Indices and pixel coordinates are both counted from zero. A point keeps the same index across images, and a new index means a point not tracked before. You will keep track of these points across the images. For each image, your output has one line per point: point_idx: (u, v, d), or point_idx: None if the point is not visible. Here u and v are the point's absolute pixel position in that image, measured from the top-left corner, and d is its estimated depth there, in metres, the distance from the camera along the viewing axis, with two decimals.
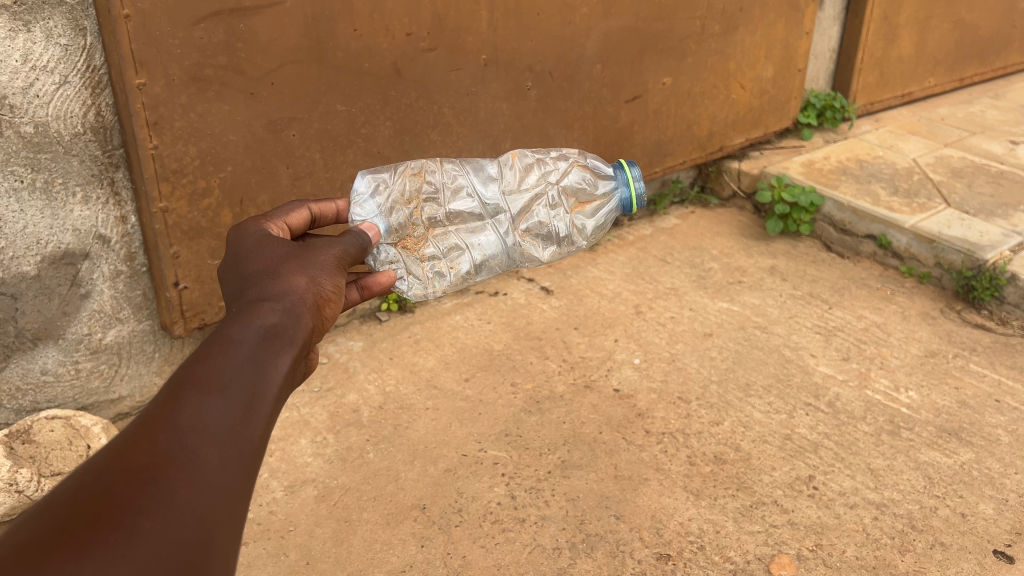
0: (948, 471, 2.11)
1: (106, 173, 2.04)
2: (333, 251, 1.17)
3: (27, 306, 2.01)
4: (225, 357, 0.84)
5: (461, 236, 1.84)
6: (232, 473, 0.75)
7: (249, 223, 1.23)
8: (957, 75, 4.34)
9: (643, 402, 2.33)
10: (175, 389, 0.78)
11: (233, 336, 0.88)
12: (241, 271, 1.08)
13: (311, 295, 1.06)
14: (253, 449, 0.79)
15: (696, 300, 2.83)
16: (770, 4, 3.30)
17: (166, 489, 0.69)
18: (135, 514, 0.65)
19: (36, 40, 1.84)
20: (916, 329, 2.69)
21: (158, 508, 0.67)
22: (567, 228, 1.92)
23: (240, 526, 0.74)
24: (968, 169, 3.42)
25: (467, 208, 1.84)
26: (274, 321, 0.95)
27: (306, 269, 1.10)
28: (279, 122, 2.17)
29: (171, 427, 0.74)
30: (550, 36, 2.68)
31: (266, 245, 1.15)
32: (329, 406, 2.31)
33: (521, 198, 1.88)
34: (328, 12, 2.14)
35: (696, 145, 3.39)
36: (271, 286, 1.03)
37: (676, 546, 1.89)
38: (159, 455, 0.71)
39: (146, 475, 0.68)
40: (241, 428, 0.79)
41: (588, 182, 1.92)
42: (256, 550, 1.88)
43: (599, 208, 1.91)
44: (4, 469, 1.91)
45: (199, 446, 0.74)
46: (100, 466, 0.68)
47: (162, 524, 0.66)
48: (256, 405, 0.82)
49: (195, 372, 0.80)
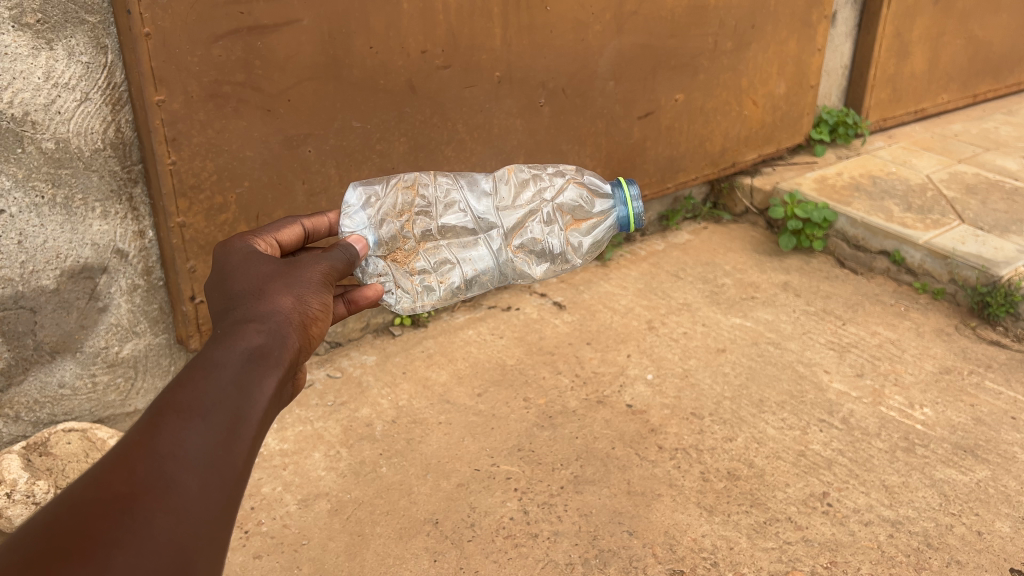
0: (964, 488, 2.09)
1: (124, 188, 2.06)
2: (320, 268, 1.18)
3: (45, 320, 2.03)
4: (208, 379, 0.84)
5: (452, 251, 1.85)
6: (213, 498, 0.75)
7: (235, 240, 1.25)
8: (970, 92, 4.34)
9: (656, 418, 2.33)
10: (155, 413, 0.78)
11: (216, 358, 0.88)
12: (225, 290, 1.08)
13: (297, 314, 1.06)
14: (236, 474, 0.79)
15: (709, 315, 2.82)
16: (782, 20, 3.32)
17: (141, 520, 0.70)
18: (108, 546, 0.66)
19: (58, 57, 1.87)
20: (930, 345, 2.68)
21: (132, 540, 0.68)
22: (561, 245, 1.93)
23: (220, 553, 0.75)
24: (982, 186, 3.41)
25: (460, 223, 1.85)
26: (259, 342, 0.95)
27: (293, 288, 1.11)
28: (295, 138, 2.20)
29: (150, 454, 0.74)
30: (564, 53, 2.70)
31: (253, 262, 1.16)
32: (343, 420, 2.32)
33: (514, 214, 1.90)
34: (345, 30, 2.16)
35: (708, 161, 3.39)
36: (256, 306, 1.04)
37: (690, 562, 1.88)
38: (137, 484, 0.71)
39: (121, 505, 0.69)
40: (223, 453, 0.79)
41: (585, 201, 1.96)
42: (270, 563, 1.88)
43: (594, 226, 1.93)
44: (22, 480, 1.94)
45: (178, 474, 0.74)
46: (75, 496, 0.69)
47: (135, 556, 0.67)
48: (240, 429, 0.82)
49: (178, 395, 0.80)
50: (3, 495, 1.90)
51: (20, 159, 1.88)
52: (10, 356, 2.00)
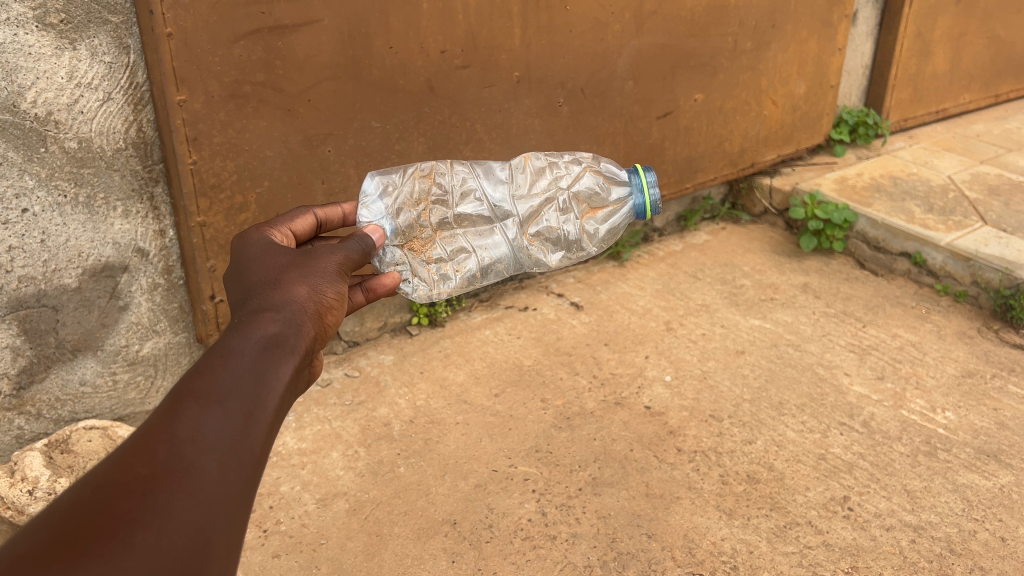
0: (987, 493, 2.07)
1: (146, 188, 2.07)
2: (335, 258, 1.18)
3: (67, 318, 2.04)
4: (225, 367, 0.84)
5: (468, 239, 1.86)
6: (231, 482, 0.75)
7: (251, 231, 1.25)
8: (992, 91, 4.29)
9: (675, 420, 2.32)
10: (175, 400, 0.78)
11: (233, 347, 0.88)
12: (242, 281, 1.08)
13: (312, 304, 1.06)
14: (253, 459, 0.79)
15: (728, 317, 2.81)
16: (802, 20, 3.29)
17: (162, 501, 0.69)
18: (131, 526, 0.66)
19: (81, 57, 1.88)
20: (952, 348, 2.65)
21: (154, 520, 0.68)
22: (577, 233, 1.92)
23: (239, 537, 0.75)
24: (1005, 187, 3.37)
25: (476, 212, 1.84)
26: (275, 330, 0.95)
27: (307, 278, 1.10)
28: (315, 138, 2.20)
29: (170, 438, 0.74)
30: (583, 53, 2.69)
31: (270, 253, 1.15)
32: (361, 419, 2.32)
33: (530, 202, 1.88)
34: (364, 29, 2.16)
35: (728, 161, 3.37)
36: (272, 296, 1.04)
37: (709, 566, 1.87)
38: (157, 466, 0.71)
39: (144, 486, 0.69)
40: (240, 437, 0.79)
41: (602, 188, 1.94)
42: (288, 563, 1.89)
43: (610, 215, 1.90)
44: (44, 478, 1.96)
45: (197, 457, 0.74)
46: (99, 478, 0.69)
47: (157, 535, 0.67)
48: (257, 415, 0.82)
49: (196, 383, 0.80)
50: (25, 492, 1.93)
51: (44, 159, 1.90)
52: (33, 354, 2.01)
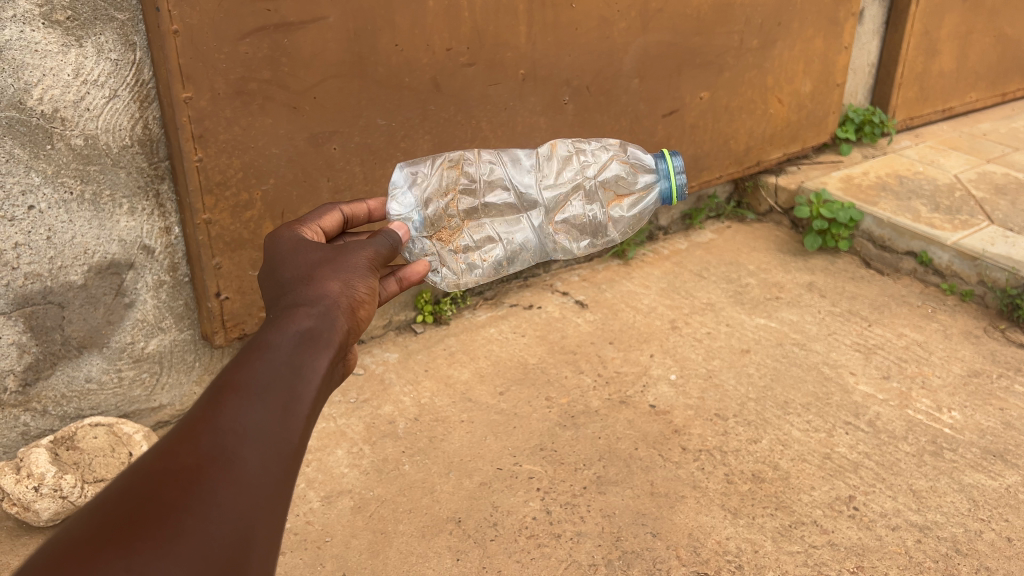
0: (993, 493, 2.06)
1: (151, 185, 2.07)
2: (366, 253, 1.16)
3: (73, 315, 2.05)
4: (264, 360, 0.84)
5: (495, 228, 1.87)
6: (273, 472, 0.76)
7: (282, 229, 1.24)
8: (999, 90, 4.28)
9: (679, 419, 2.31)
10: (216, 391, 0.78)
11: (270, 339, 0.88)
12: (275, 278, 1.09)
13: (345, 298, 1.05)
14: (293, 450, 0.79)
15: (732, 316, 2.80)
16: (809, 17, 3.28)
17: (207, 490, 0.70)
18: (179, 513, 0.67)
19: (87, 54, 1.88)
20: (957, 348, 2.64)
21: (200, 508, 0.68)
22: (602, 219, 1.93)
23: (281, 525, 0.75)
24: (1012, 186, 3.36)
25: (504, 201, 1.84)
26: (310, 325, 0.94)
27: (339, 273, 1.10)
28: (320, 136, 2.20)
29: (213, 429, 0.74)
30: (588, 51, 2.69)
31: (301, 251, 1.15)
32: (365, 417, 2.32)
33: (558, 191, 1.86)
34: (370, 27, 2.16)
35: (733, 159, 3.36)
36: (305, 292, 1.03)
37: (714, 565, 1.86)
38: (202, 456, 0.72)
39: (189, 476, 0.70)
40: (281, 428, 0.79)
41: (628, 174, 1.91)
42: (293, 560, 1.89)
43: (637, 202, 1.90)
44: (50, 474, 1.97)
45: (239, 448, 0.74)
46: (146, 467, 0.69)
47: (204, 522, 0.68)
48: (296, 406, 0.82)
49: (236, 375, 0.80)
50: (31, 488, 1.95)
51: (50, 156, 1.90)
52: (39, 351, 2.02)
